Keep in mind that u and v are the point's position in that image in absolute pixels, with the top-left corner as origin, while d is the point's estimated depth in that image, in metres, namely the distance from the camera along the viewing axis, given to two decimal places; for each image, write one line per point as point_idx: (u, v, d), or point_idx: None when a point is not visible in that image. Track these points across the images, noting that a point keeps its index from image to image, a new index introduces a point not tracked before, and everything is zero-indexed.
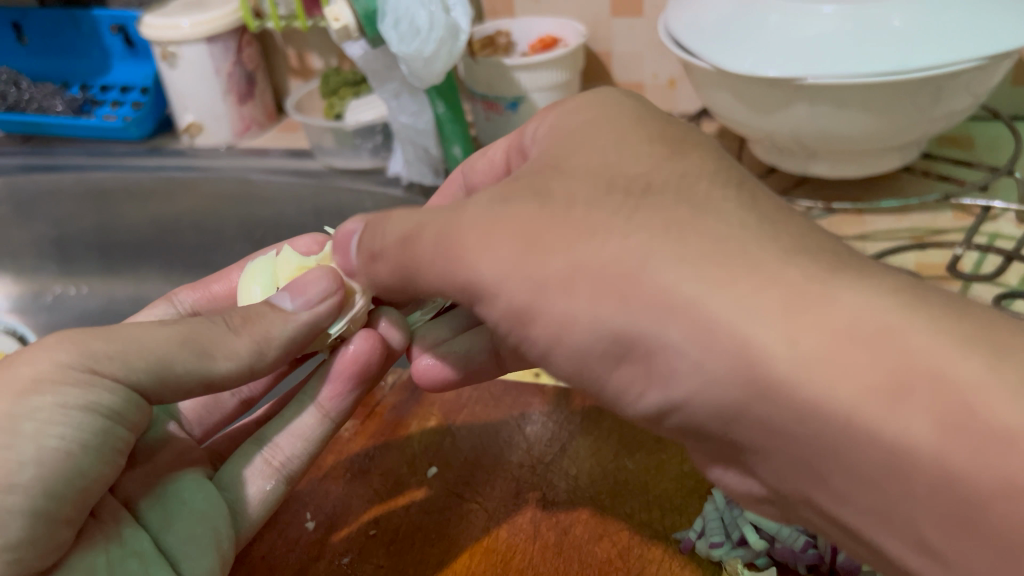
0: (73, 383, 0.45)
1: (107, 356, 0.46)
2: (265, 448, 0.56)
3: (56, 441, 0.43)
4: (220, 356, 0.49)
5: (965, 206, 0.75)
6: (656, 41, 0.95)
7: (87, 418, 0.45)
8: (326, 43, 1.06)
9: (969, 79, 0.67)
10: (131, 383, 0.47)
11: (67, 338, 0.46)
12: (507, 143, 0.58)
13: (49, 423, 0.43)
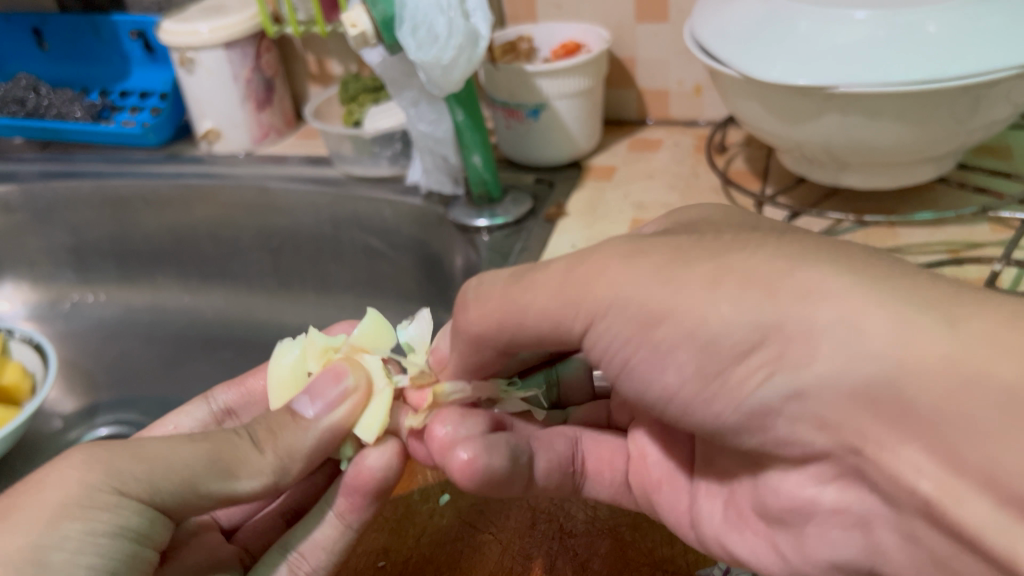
0: (102, 507, 0.43)
1: (133, 474, 0.45)
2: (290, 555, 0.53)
3: (85, 571, 0.42)
4: (244, 475, 0.48)
5: (1004, 219, 0.72)
6: (681, 46, 0.93)
7: (115, 544, 0.43)
8: (346, 49, 1.05)
9: (1010, 87, 0.64)
10: (158, 502, 0.45)
11: (93, 456, 0.44)
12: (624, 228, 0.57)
13: (80, 549, 0.42)
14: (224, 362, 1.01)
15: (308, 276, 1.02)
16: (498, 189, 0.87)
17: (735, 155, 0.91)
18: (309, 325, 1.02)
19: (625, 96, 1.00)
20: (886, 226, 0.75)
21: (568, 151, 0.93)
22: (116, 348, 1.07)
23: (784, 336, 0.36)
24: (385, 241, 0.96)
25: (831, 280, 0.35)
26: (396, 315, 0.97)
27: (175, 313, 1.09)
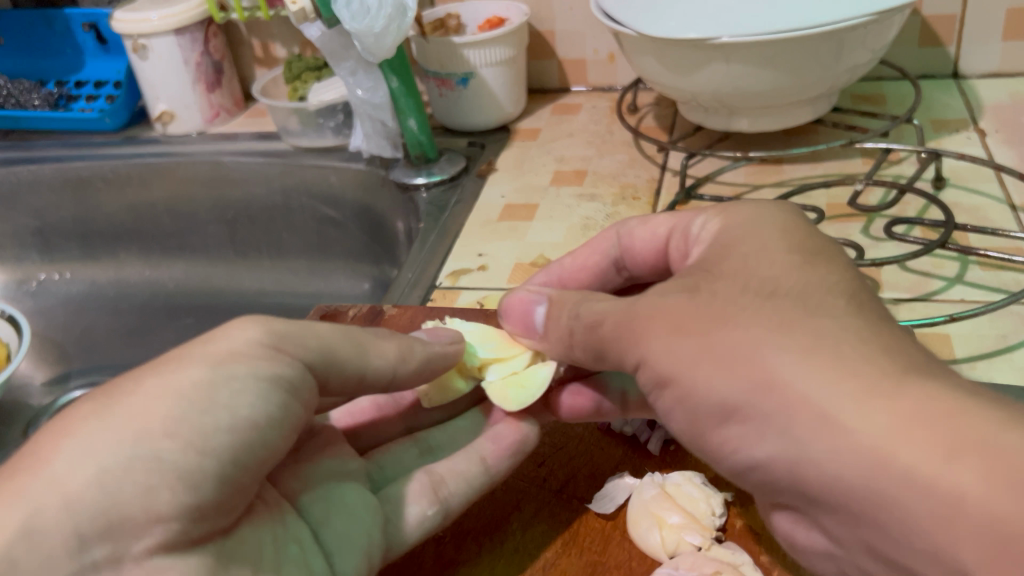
0: (264, 360, 0.44)
1: (285, 336, 0.46)
2: (424, 482, 0.49)
3: (247, 413, 0.41)
4: (374, 355, 0.49)
5: (872, 152, 0.83)
6: (593, 19, 1.03)
7: (274, 393, 0.43)
8: (288, 33, 1.13)
9: (865, 33, 0.76)
10: (305, 361, 0.46)
11: (260, 318, 0.46)
12: (674, 219, 0.52)
13: (239, 394, 0.42)
14: (187, 328, 1.09)
15: (263, 245, 1.10)
16: (433, 149, 0.96)
17: (645, 114, 1.01)
18: (266, 289, 1.10)
19: (547, 66, 1.10)
20: (773, 163, 0.85)
21: (496, 116, 1.02)
22: (83, 321, 1.14)
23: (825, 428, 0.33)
24: (335, 207, 1.04)
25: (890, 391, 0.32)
26: (346, 273, 1.06)
27: (140, 286, 1.16)
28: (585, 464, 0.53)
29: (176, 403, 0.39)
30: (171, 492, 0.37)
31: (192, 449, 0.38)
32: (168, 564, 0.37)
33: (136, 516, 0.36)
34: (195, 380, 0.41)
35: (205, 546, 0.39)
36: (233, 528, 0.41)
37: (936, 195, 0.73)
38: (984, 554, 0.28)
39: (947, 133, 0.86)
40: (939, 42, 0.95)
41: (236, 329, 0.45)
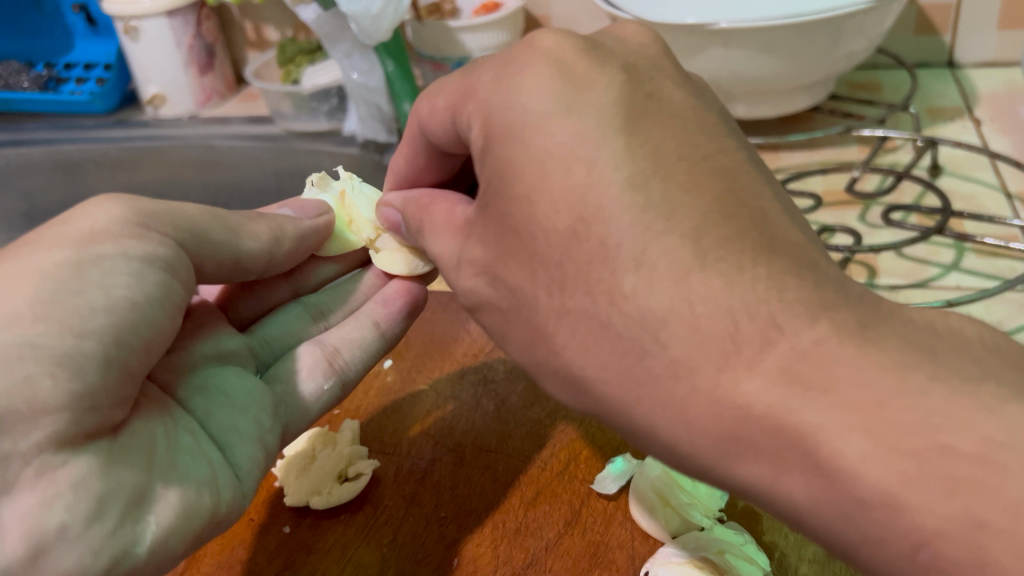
0: (130, 238, 0.43)
1: (152, 213, 0.45)
2: (325, 347, 0.53)
3: (122, 292, 0.41)
4: (245, 237, 0.50)
5: (869, 139, 0.84)
6: (589, 4, 1.02)
7: (148, 270, 0.43)
8: (281, 16, 1.12)
9: (863, 20, 0.76)
10: (176, 239, 0.45)
11: (117, 195, 0.45)
12: (455, 88, 0.40)
13: (111, 273, 0.41)
14: None
15: None
16: None
17: None
18: None
19: None
20: (770, 150, 0.85)
21: None
22: None
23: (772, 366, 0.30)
24: None
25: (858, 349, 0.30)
26: None
27: None
28: (586, 441, 0.52)
29: (41, 285, 0.38)
30: (54, 381, 0.36)
31: (67, 332, 0.37)
32: (60, 462, 0.36)
33: (17, 408, 0.35)
34: (61, 261, 0.39)
35: (98, 440, 0.39)
36: (124, 422, 0.41)
37: (933, 182, 0.74)
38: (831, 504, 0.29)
39: (943, 121, 0.87)
40: (936, 31, 0.94)
41: (97, 206, 0.43)
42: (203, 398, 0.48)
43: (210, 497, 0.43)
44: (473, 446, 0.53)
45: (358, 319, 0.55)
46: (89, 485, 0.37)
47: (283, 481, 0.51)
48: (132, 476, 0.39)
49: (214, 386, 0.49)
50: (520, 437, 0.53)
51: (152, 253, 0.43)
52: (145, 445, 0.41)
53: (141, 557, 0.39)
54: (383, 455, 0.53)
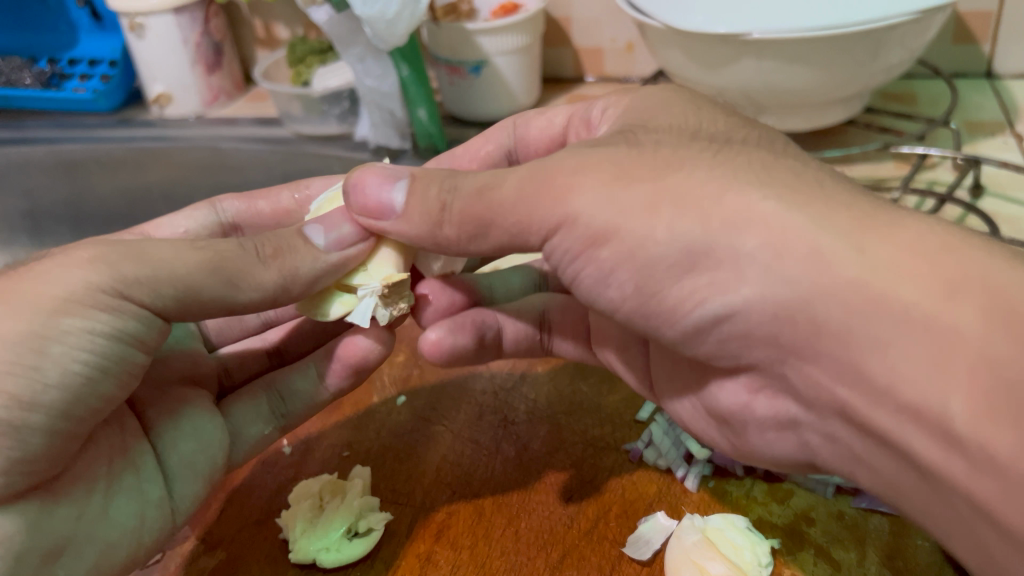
0: (101, 306, 0.39)
1: (134, 281, 0.40)
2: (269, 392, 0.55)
3: (77, 366, 0.39)
4: (246, 287, 0.43)
5: (905, 155, 0.80)
6: (611, 7, 0.97)
7: (111, 345, 0.40)
8: (292, 14, 1.08)
9: (905, 32, 0.71)
10: (156, 308, 0.42)
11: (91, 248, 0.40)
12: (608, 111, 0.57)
13: (73, 345, 0.39)
14: None
15: None
16: (442, 141, 0.94)
17: None
18: None
19: (562, 54, 1.03)
20: None
21: (508, 105, 0.98)
22: None
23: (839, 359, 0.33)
24: None
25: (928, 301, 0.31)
26: None
27: None
28: (615, 495, 0.49)
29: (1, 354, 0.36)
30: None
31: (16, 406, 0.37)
32: None
33: None
34: (23, 331, 0.37)
35: (29, 498, 0.40)
36: (67, 471, 0.42)
37: (977, 206, 0.70)
38: (930, 368, 0.30)
39: (983, 136, 0.83)
40: (974, 40, 0.90)
41: (79, 262, 0.39)
42: (172, 425, 0.49)
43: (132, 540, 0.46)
44: (492, 497, 0.50)
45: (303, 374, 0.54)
46: (11, 543, 0.39)
47: (288, 535, 0.49)
48: (57, 528, 0.41)
49: (186, 419, 0.50)
50: (544, 491, 0.50)
51: (122, 329, 0.41)
52: (86, 491, 0.43)
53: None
54: (397, 503, 0.50)
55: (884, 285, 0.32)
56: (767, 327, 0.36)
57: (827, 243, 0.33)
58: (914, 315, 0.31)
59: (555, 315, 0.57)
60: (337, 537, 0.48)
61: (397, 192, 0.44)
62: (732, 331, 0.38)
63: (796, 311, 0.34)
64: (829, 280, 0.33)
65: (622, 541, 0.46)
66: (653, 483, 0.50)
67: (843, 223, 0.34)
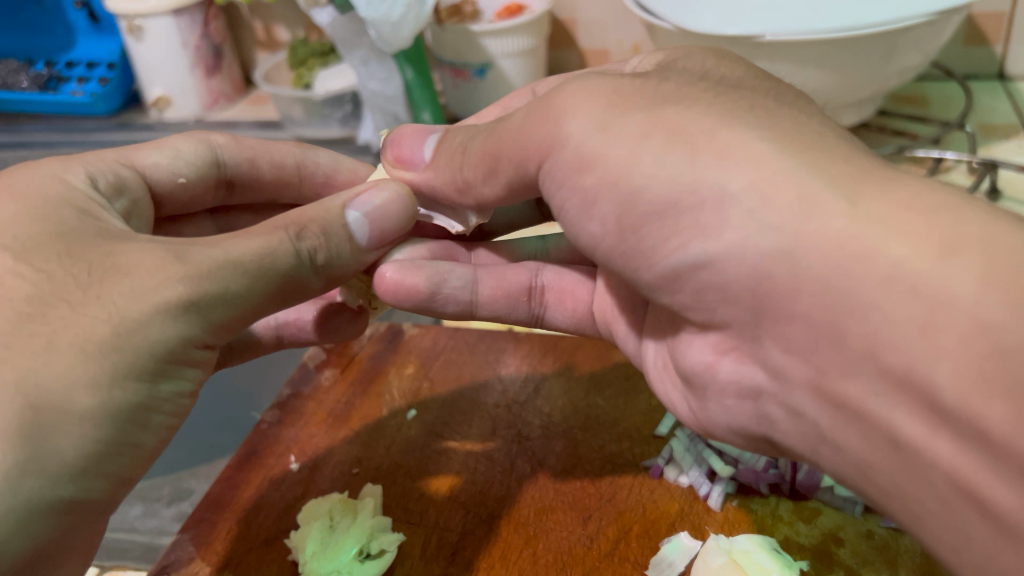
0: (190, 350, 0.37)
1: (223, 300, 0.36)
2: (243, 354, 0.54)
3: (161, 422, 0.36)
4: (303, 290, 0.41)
5: (920, 159, 0.78)
6: (617, 8, 0.95)
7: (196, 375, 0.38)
8: (293, 15, 1.06)
9: (920, 35, 0.70)
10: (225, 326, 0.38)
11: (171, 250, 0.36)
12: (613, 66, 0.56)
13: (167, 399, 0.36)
14: None
15: None
16: None
17: None
18: None
19: (567, 56, 1.02)
20: None
21: None
22: None
23: (825, 321, 0.30)
24: None
25: (914, 259, 0.27)
26: None
27: None
28: (636, 515, 0.48)
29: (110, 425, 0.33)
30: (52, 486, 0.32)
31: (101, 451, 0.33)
32: None
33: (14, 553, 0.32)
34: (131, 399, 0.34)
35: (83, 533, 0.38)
36: None
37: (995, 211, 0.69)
38: (916, 333, 0.27)
39: (998, 139, 0.81)
40: (987, 41, 0.89)
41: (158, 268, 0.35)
42: None
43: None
44: (508, 517, 0.49)
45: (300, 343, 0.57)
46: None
47: (298, 558, 0.48)
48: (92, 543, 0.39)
49: None
50: (562, 511, 0.49)
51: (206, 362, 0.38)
52: None
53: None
54: (409, 523, 0.49)
55: (870, 239, 0.29)
56: (743, 283, 0.33)
57: (817, 192, 0.31)
58: (902, 274, 0.28)
59: (551, 282, 0.53)
60: (353, 559, 0.47)
61: (427, 148, 0.49)
62: (712, 281, 0.35)
63: (771, 263, 0.32)
64: (815, 230, 0.30)
65: (642, 565, 0.45)
66: (676, 501, 0.49)
67: (840, 173, 0.31)
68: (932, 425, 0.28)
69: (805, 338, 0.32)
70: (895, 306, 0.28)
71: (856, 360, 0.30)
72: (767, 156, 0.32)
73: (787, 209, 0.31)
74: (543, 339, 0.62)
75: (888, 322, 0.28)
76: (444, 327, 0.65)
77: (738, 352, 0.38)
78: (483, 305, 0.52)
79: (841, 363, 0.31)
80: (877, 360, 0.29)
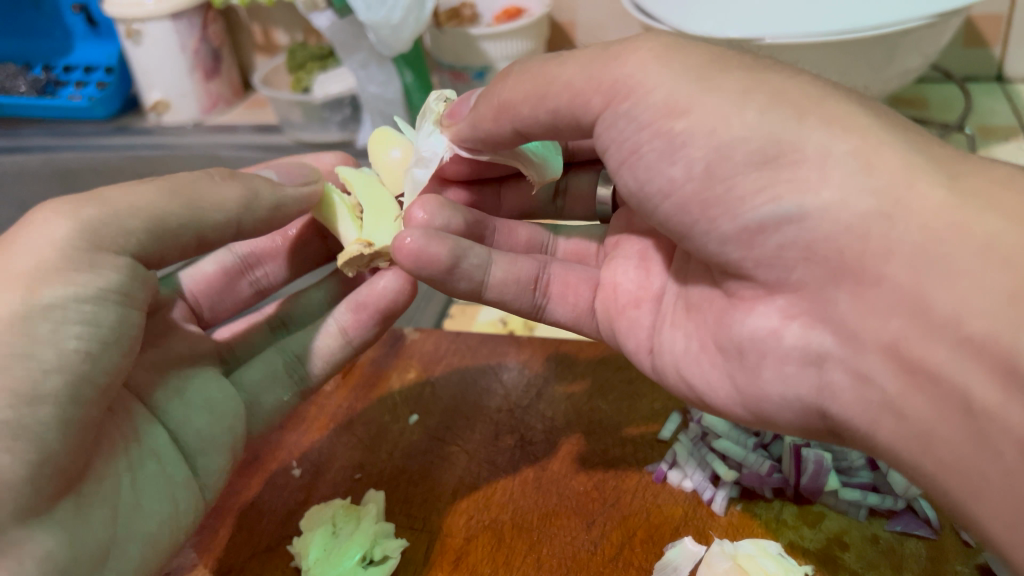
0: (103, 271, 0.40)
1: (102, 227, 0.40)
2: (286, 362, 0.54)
3: (74, 344, 0.38)
4: (209, 206, 0.45)
5: None
6: (617, 11, 0.95)
7: (106, 310, 0.40)
8: (291, 19, 1.06)
9: (920, 37, 0.70)
10: (131, 254, 0.42)
11: (68, 201, 0.40)
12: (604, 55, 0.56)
13: (65, 325, 0.38)
14: None
15: None
16: None
17: None
18: None
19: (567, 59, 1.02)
20: None
21: None
22: None
23: (905, 291, 0.32)
24: None
25: (1011, 231, 0.30)
26: None
27: None
28: (641, 519, 0.48)
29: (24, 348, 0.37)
30: (16, 456, 0.35)
31: (20, 402, 0.35)
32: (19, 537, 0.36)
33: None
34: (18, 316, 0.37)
35: (64, 504, 0.39)
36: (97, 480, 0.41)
37: None
38: (1000, 302, 0.29)
39: (997, 142, 0.81)
40: (986, 44, 0.89)
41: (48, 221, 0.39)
42: (178, 399, 0.49)
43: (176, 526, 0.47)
44: (513, 523, 0.49)
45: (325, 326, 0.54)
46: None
47: (301, 564, 0.48)
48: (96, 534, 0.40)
49: (185, 390, 0.50)
50: (565, 515, 0.49)
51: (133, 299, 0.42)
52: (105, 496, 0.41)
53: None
54: (413, 528, 0.49)
55: (964, 213, 0.31)
56: (831, 242, 0.34)
57: (922, 166, 0.33)
58: (995, 245, 0.29)
59: (556, 275, 0.53)
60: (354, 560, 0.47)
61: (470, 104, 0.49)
62: (800, 236, 0.36)
63: (866, 225, 0.33)
64: (917, 198, 0.32)
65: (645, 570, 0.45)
66: (681, 504, 0.49)
67: (941, 157, 0.34)
68: (1006, 391, 0.28)
69: (880, 312, 0.33)
70: (983, 274, 0.29)
71: (932, 328, 0.31)
72: (883, 126, 0.34)
73: (889, 179, 0.33)
74: (544, 343, 0.62)
75: (973, 291, 0.30)
76: (446, 331, 0.65)
77: (809, 318, 0.37)
78: (492, 288, 0.51)
79: (916, 333, 0.32)
80: (954, 327, 0.30)
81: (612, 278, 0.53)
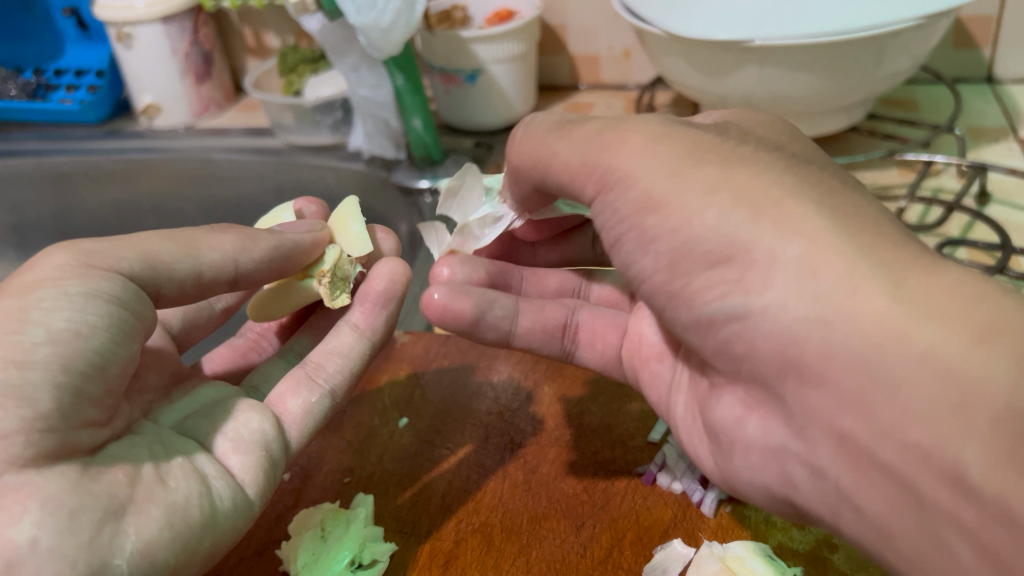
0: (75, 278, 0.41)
1: (97, 253, 0.43)
2: (306, 367, 0.53)
3: (63, 324, 0.40)
4: (204, 249, 0.47)
5: (909, 162, 0.79)
6: (608, 13, 0.95)
7: (92, 304, 0.41)
8: (283, 22, 1.06)
9: (910, 38, 0.70)
10: (125, 272, 0.43)
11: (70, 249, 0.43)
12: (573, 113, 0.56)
13: (50, 311, 0.40)
14: None
15: None
16: (438, 153, 0.92)
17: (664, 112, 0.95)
18: None
19: (558, 62, 1.02)
20: None
21: (505, 114, 0.96)
22: None
23: (854, 389, 0.31)
24: None
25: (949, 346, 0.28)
26: None
27: None
28: (629, 522, 0.48)
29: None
30: (2, 409, 0.36)
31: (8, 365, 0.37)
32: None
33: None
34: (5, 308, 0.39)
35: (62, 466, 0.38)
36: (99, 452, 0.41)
37: (985, 214, 0.69)
38: (941, 415, 0.28)
39: (987, 142, 0.82)
40: (975, 44, 0.89)
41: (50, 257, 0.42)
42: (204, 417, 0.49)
43: (205, 501, 0.43)
44: (501, 527, 0.48)
45: (338, 329, 0.54)
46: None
47: (289, 568, 0.48)
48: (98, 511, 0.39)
49: (212, 408, 0.50)
50: (555, 518, 0.49)
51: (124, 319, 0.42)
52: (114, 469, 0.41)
53: (122, 567, 0.38)
54: (401, 534, 0.49)
55: (902, 324, 0.29)
56: (777, 343, 0.34)
57: (864, 270, 0.31)
58: (935, 359, 0.28)
59: (585, 321, 0.54)
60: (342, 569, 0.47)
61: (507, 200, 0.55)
62: (744, 334, 0.36)
63: (810, 330, 0.32)
64: (857, 303, 0.31)
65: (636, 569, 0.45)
66: (671, 507, 0.49)
67: (886, 257, 0.32)
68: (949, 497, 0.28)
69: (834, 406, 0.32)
70: (925, 386, 0.29)
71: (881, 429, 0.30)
72: (830, 216, 0.33)
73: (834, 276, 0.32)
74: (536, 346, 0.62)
75: (920, 398, 0.29)
76: (437, 334, 0.65)
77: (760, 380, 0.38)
78: (520, 337, 0.51)
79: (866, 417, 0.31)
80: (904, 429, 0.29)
81: (637, 330, 0.53)
